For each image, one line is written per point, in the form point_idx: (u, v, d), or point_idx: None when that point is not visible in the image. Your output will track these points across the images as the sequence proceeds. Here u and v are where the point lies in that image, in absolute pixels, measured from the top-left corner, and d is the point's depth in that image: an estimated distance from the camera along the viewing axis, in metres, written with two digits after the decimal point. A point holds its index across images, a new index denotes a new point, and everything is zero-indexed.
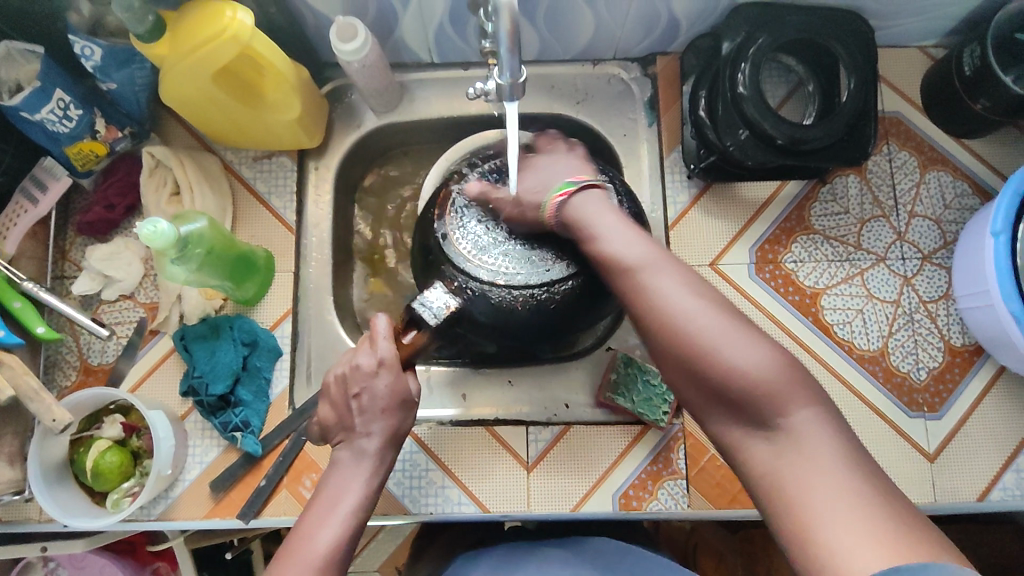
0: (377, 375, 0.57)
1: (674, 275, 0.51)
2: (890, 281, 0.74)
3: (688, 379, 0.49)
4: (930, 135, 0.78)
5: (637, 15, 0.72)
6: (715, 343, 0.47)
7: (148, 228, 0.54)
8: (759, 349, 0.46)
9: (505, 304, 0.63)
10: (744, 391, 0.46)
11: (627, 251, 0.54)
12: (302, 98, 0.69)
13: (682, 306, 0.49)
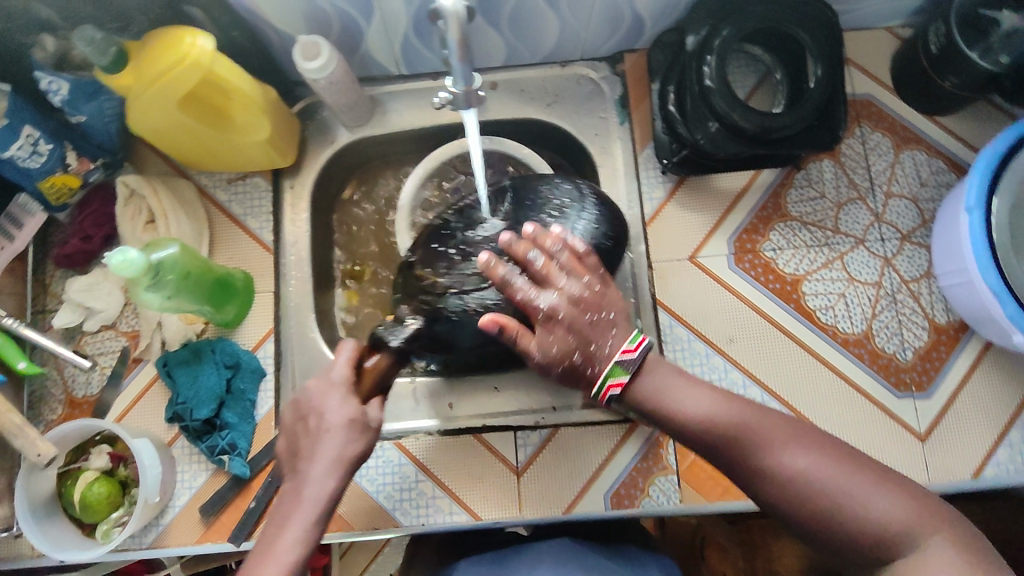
0: (329, 395, 0.54)
1: (775, 429, 0.51)
2: (871, 263, 0.74)
3: (812, 531, 0.49)
4: (902, 115, 0.78)
5: (600, 16, 0.72)
6: (838, 495, 0.47)
7: (117, 257, 0.54)
8: (884, 491, 0.47)
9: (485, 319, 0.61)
10: (878, 540, 0.47)
11: (723, 414, 0.52)
12: (270, 118, 0.69)
13: (798, 466, 0.49)
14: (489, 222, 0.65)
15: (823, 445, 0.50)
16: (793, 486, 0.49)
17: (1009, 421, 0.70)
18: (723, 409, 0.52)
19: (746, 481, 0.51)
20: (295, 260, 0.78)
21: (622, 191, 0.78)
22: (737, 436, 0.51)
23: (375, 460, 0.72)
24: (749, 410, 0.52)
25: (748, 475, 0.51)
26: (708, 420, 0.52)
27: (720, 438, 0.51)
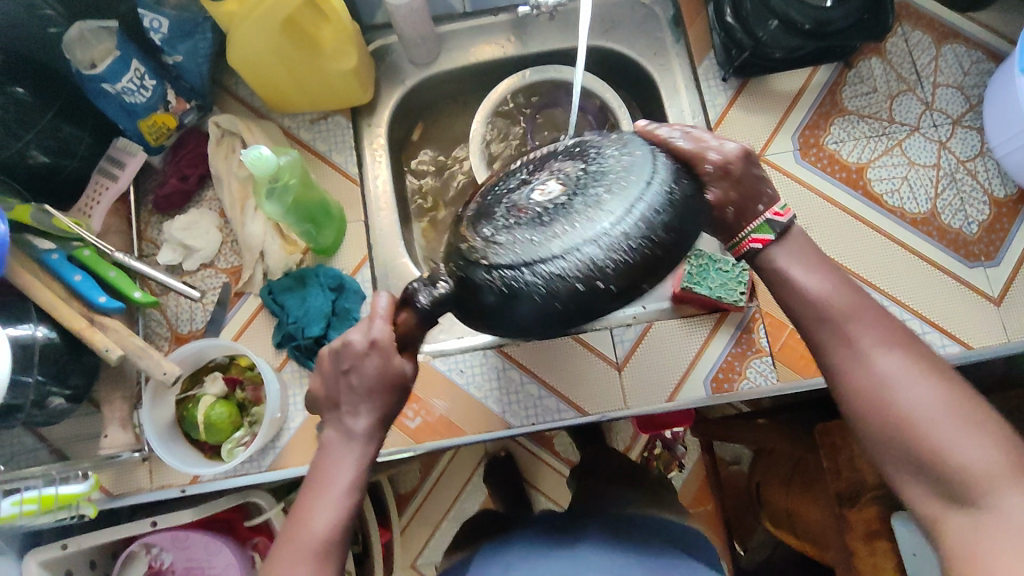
0: (368, 354, 0.49)
1: (880, 327, 0.48)
2: (927, 147, 0.79)
3: (879, 436, 0.47)
4: (939, 13, 0.83)
5: None
6: (926, 418, 0.45)
7: (251, 155, 0.58)
8: (982, 438, 0.44)
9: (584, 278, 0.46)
10: (950, 463, 0.44)
11: (836, 299, 0.49)
12: (358, 50, 0.72)
13: (896, 368, 0.47)
14: (548, 187, 0.49)
15: (932, 367, 0.47)
16: (876, 385, 0.47)
17: None
18: (833, 297, 0.49)
19: (826, 364, 0.50)
20: (380, 191, 0.81)
21: (685, 103, 0.82)
22: (841, 321, 0.49)
23: (481, 367, 0.75)
24: (868, 305, 0.49)
25: (830, 358, 0.49)
26: (811, 300, 0.50)
27: (813, 317, 0.49)
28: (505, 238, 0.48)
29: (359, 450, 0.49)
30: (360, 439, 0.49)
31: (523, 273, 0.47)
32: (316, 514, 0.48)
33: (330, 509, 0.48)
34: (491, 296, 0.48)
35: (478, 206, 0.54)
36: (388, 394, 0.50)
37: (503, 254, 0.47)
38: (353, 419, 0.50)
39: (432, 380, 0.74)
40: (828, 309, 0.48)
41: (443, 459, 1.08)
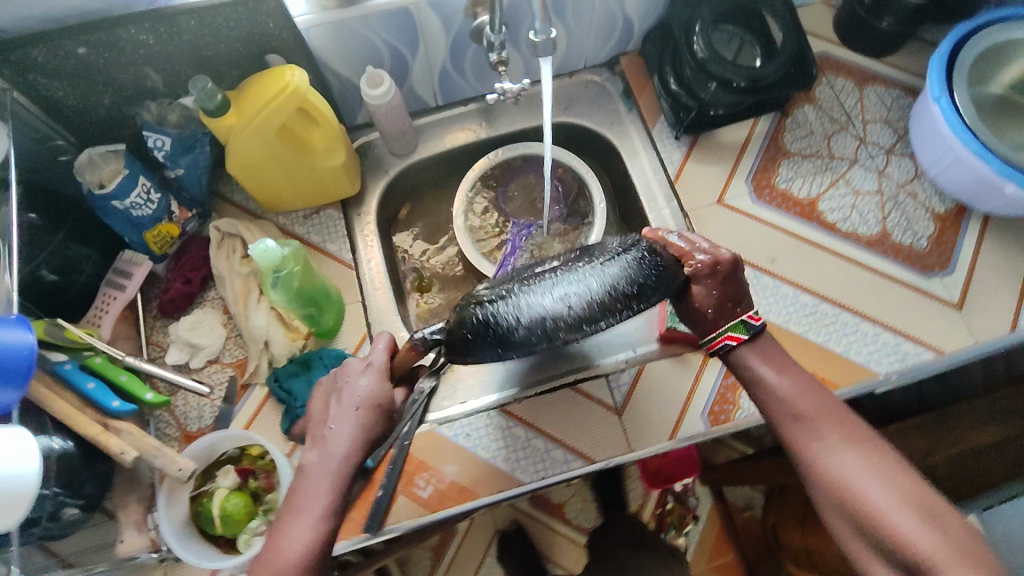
0: (363, 375, 0.58)
1: (841, 429, 0.56)
2: (868, 176, 0.87)
3: (853, 528, 0.54)
4: (856, 61, 0.94)
5: (600, 23, 0.88)
6: (887, 512, 0.52)
7: (259, 249, 0.66)
8: (940, 530, 0.50)
9: (549, 314, 0.53)
10: (911, 554, 0.50)
11: (803, 408, 0.58)
12: (344, 145, 0.80)
13: (856, 465, 0.54)
14: (546, 265, 0.60)
15: (892, 465, 0.54)
16: (842, 482, 0.54)
17: None
18: (798, 400, 0.58)
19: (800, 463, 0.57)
20: (373, 273, 0.85)
21: (645, 162, 0.91)
22: (809, 426, 0.57)
23: (487, 429, 0.76)
24: (833, 410, 0.58)
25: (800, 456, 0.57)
26: (782, 401, 0.59)
27: (785, 417, 0.58)
28: (495, 289, 0.57)
29: (335, 476, 0.54)
30: (336, 463, 0.54)
31: (503, 307, 0.54)
32: (292, 536, 0.51)
33: (305, 532, 0.51)
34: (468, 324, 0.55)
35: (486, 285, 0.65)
36: (367, 419, 0.56)
37: (489, 295, 0.56)
38: (334, 443, 0.55)
39: (440, 448, 0.75)
40: (797, 409, 0.57)
41: (456, 540, 1.03)
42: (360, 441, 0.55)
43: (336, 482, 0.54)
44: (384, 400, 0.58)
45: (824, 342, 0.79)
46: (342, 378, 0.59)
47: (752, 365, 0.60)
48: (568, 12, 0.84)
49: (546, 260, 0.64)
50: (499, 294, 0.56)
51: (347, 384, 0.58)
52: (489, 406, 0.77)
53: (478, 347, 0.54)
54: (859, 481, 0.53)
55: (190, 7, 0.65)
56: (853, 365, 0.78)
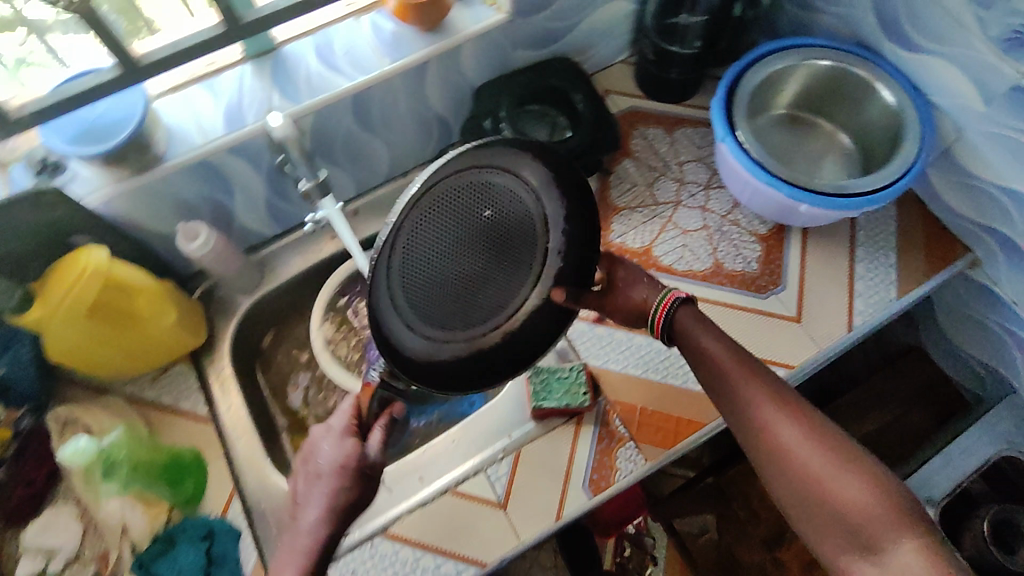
0: (327, 441, 0.64)
1: (777, 399, 0.62)
2: (692, 214, 0.93)
3: (791, 490, 0.59)
4: (662, 109, 1.01)
5: (415, 126, 0.90)
6: (821, 474, 0.57)
7: (70, 449, 0.72)
8: (865, 483, 0.56)
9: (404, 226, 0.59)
10: (844, 510, 0.56)
11: (736, 382, 0.64)
12: (174, 304, 0.78)
13: (789, 430, 0.60)
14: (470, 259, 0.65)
15: (819, 427, 0.60)
16: (778, 447, 0.60)
17: (850, 280, 0.87)
18: (736, 371, 0.65)
19: (744, 428, 0.63)
20: (232, 419, 0.82)
21: None
22: (746, 398, 0.63)
23: (373, 559, 0.74)
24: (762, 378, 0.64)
25: (745, 425, 0.63)
26: (719, 375, 0.65)
27: (717, 388, 0.66)
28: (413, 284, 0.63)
29: (303, 549, 0.58)
30: (306, 533, 0.59)
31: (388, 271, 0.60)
32: None
33: None
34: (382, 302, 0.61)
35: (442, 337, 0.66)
36: (337, 485, 0.61)
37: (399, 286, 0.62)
38: (304, 515, 0.60)
39: None
40: (736, 381, 0.64)
41: None
42: (326, 517, 0.60)
43: (305, 558, 0.58)
44: (351, 459, 0.62)
45: (684, 383, 0.82)
46: (311, 446, 0.65)
47: (689, 322, 0.69)
48: (378, 124, 0.86)
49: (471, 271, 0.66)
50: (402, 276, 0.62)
51: (319, 449, 0.64)
52: (372, 531, 0.75)
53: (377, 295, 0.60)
54: (796, 443, 0.59)
55: None
56: None
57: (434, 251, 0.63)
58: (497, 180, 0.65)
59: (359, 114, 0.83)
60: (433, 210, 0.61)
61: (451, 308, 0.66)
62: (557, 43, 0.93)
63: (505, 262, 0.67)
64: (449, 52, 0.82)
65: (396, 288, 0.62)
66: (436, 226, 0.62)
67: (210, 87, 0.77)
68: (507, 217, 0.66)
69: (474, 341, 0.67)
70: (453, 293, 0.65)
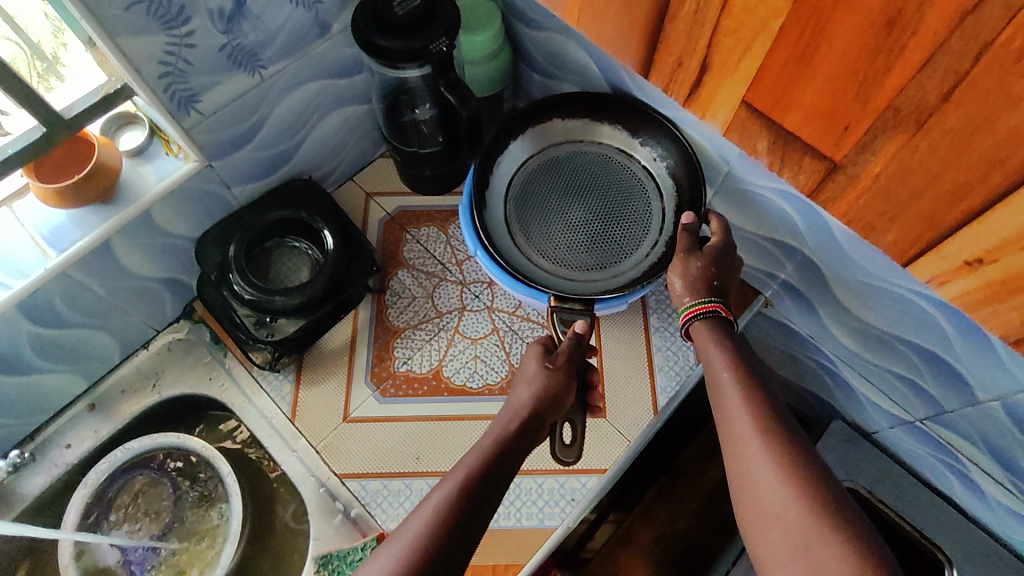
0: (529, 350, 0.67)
1: (764, 422, 0.54)
2: (478, 319, 0.85)
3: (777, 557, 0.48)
4: (431, 203, 0.93)
5: (135, 300, 0.79)
6: (818, 546, 0.46)
7: None
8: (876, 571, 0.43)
9: (504, 204, 0.80)
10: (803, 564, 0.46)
11: (735, 408, 0.56)
12: None
13: (780, 486, 0.49)
14: (607, 168, 0.80)
15: (821, 488, 0.49)
16: (746, 477, 0.52)
17: (648, 353, 0.82)
18: (730, 386, 0.57)
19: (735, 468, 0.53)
20: None
21: (260, 407, 0.82)
22: (738, 420, 0.55)
23: None
24: (767, 418, 0.54)
25: (730, 448, 0.55)
26: (717, 389, 0.58)
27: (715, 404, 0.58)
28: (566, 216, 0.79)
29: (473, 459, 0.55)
30: (470, 457, 0.56)
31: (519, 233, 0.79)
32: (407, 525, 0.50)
33: (419, 518, 0.50)
34: (527, 247, 0.78)
35: (633, 233, 0.78)
36: (535, 393, 0.62)
37: (552, 224, 0.78)
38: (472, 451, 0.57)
39: None
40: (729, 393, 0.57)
41: None
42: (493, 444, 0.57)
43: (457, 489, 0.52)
44: (540, 375, 0.63)
45: (494, 523, 0.74)
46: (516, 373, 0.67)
47: (725, 337, 0.61)
48: (75, 313, 0.73)
49: (599, 198, 0.79)
50: (549, 218, 0.79)
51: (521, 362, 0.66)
52: None
53: (538, 225, 0.79)
54: (763, 474, 0.51)
55: None
56: (528, 532, 0.74)
57: (552, 204, 0.79)
58: (558, 150, 0.81)
59: (39, 316, 0.70)
60: (534, 178, 0.81)
61: (586, 245, 0.78)
62: (285, 165, 0.84)
63: (618, 190, 0.79)
64: (137, 218, 0.71)
65: (528, 249, 0.78)
66: (542, 187, 0.80)
67: None
68: (593, 152, 0.81)
69: (638, 260, 0.76)
70: (578, 236, 0.78)
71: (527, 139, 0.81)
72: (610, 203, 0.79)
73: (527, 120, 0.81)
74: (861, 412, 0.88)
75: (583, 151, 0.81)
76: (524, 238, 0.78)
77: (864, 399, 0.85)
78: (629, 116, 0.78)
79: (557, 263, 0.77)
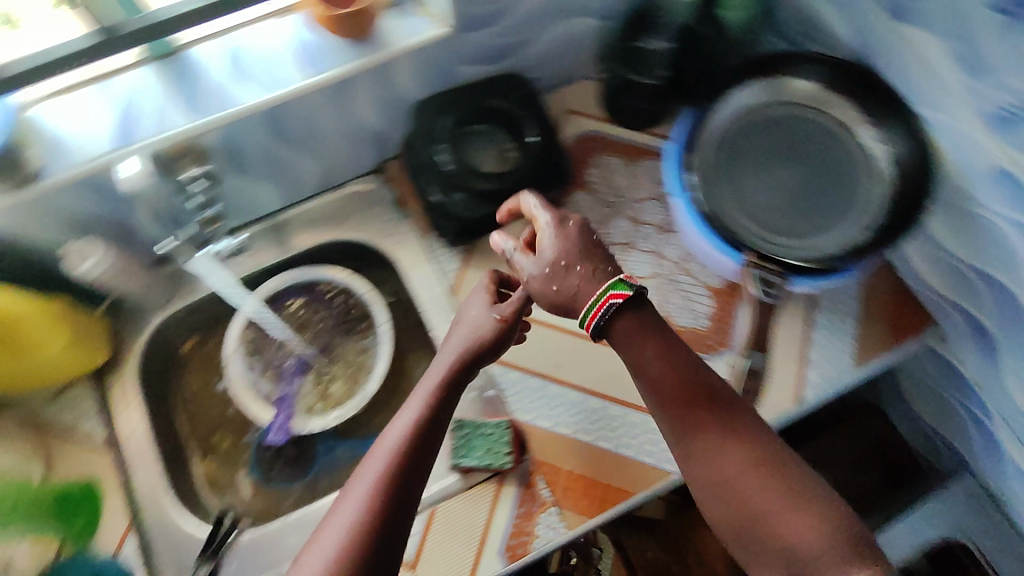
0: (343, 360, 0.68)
1: (673, 372, 0.63)
2: (644, 260, 0.84)
3: (726, 525, 0.59)
4: (629, 136, 0.92)
5: (344, 142, 0.84)
6: (732, 458, 0.60)
7: None
8: (819, 529, 0.55)
9: (711, 148, 0.79)
10: (733, 474, 0.59)
11: (653, 367, 0.63)
12: (67, 329, 0.74)
13: (701, 426, 0.61)
14: (829, 139, 0.76)
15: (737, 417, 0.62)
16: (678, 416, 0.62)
17: (805, 343, 0.79)
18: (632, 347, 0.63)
19: (684, 448, 0.61)
20: (136, 448, 0.79)
21: (423, 275, 0.87)
22: (659, 380, 0.63)
23: None
24: (680, 376, 0.63)
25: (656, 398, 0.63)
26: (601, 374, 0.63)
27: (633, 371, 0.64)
28: (773, 176, 0.77)
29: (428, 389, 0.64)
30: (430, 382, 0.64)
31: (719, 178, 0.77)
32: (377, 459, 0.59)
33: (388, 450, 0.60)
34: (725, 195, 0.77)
35: (841, 211, 0.74)
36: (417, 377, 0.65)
37: (756, 181, 0.77)
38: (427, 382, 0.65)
39: None
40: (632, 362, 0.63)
41: None
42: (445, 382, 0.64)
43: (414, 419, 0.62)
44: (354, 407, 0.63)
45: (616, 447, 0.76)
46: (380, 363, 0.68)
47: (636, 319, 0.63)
48: (298, 138, 0.79)
49: (812, 168, 0.76)
50: (755, 174, 0.77)
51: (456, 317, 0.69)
52: None
53: (742, 178, 0.77)
54: (682, 417, 0.62)
55: None
56: (648, 469, 0.75)
57: (760, 163, 0.77)
58: (780, 110, 0.78)
59: (275, 128, 0.76)
60: (746, 132, 0.78)
61: (786, 210, 0.75)
62: (508, 58, 0.85)
63: (833, 165, 0.76)
64: (377, 67, 0.75)
65: (726, 198, 0.77)
66: (753, 143, 0.78)
67: (105, 90, 0.72)
68: (814, 121, 0.77)
69: (840, 238, 0.73)
70: (779, 199, 0.76)
71: (758, 88, 0.78)
72: (825, 176, 0.76)
73: (761, 69, 0.77)
74: (996, 473, 0.85)
75: (808, 115, 0.77)
76: (724, 186, 0.77)
77: (1008, 463, 0.82)
78: (870, 91, 0.73)
79: (753, 220, 0.76)
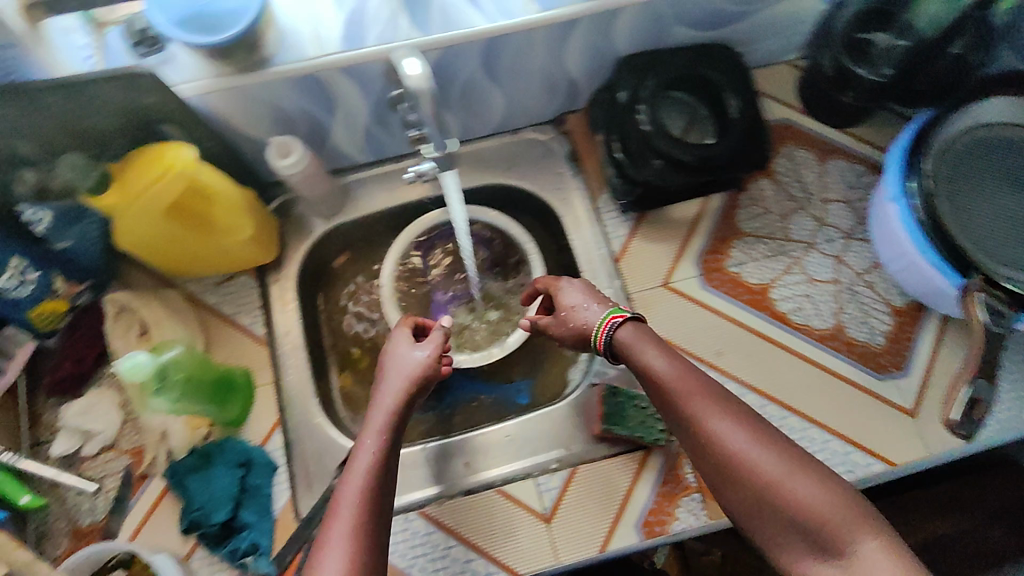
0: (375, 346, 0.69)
1: (672, 365, 0.60)
2: (825, 263, 0.81)
3: (748, 509, 0.53)
4: (822, 132, 0.88)
5: (540, 86, 0.82)
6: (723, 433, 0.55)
7: (128, 364, 0.69)
8: (824, 487, 0.50)
9: (940, 151, 0.71)
10: (732, 456, 0.54)
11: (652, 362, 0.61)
12: (253, 220, 0.74)
13: (695, 408, 0.57)
14: None
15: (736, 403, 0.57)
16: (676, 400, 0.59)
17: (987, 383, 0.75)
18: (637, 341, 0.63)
19: (692, 439, 0.57)
20: (289, 348, 0.79)
21: (588, 235, 0.85)
22: (654, 374, 0.61)
23: (402, 534, 0.71)
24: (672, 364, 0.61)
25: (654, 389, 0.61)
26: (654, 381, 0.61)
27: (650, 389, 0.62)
28: (1002, 199, 0.70)
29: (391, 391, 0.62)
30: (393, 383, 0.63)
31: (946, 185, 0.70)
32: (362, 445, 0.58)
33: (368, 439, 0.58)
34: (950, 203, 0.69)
35: None
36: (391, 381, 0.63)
37: (982, 198, 0.69)
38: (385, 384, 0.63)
39: None
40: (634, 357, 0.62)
41: None
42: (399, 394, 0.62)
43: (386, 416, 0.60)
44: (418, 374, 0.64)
45: None
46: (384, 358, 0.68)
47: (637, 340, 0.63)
48: (504, 74, 0.77)
49: None
50: (983, 190, 0.70)
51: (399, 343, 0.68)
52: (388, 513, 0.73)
53: (969, 192, 0.70)
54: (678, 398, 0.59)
55: (54, 83, 0.57)
56: None
57: (988, 180, 0.70)
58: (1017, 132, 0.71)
59: (488, 60, 0.74)
60: (980, 145, 0.71)
61: (1010, 236, 0.68)
62: (724, 28, 0.81)
63: None
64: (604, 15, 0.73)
65: (947, 207, 0.69)
66: (985, 159, 0.71)
67: None
68: None
69: None
70: (1004, 224, 0.69)
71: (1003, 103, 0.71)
72: None
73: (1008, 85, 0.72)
74: None
75: None
76: (948, 194, 0.69)
77: None
78: None
79: (973, 239, 0.68)
